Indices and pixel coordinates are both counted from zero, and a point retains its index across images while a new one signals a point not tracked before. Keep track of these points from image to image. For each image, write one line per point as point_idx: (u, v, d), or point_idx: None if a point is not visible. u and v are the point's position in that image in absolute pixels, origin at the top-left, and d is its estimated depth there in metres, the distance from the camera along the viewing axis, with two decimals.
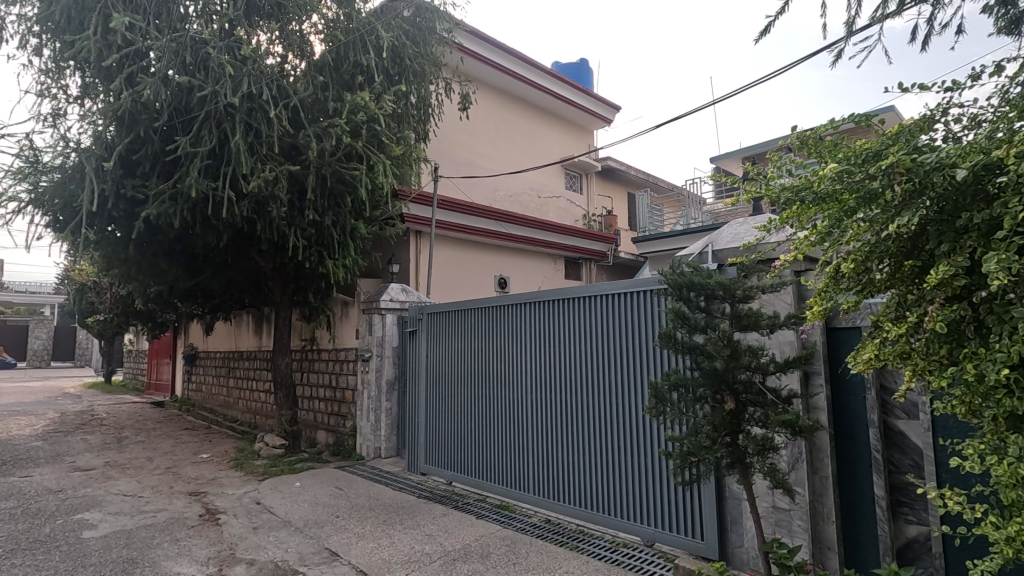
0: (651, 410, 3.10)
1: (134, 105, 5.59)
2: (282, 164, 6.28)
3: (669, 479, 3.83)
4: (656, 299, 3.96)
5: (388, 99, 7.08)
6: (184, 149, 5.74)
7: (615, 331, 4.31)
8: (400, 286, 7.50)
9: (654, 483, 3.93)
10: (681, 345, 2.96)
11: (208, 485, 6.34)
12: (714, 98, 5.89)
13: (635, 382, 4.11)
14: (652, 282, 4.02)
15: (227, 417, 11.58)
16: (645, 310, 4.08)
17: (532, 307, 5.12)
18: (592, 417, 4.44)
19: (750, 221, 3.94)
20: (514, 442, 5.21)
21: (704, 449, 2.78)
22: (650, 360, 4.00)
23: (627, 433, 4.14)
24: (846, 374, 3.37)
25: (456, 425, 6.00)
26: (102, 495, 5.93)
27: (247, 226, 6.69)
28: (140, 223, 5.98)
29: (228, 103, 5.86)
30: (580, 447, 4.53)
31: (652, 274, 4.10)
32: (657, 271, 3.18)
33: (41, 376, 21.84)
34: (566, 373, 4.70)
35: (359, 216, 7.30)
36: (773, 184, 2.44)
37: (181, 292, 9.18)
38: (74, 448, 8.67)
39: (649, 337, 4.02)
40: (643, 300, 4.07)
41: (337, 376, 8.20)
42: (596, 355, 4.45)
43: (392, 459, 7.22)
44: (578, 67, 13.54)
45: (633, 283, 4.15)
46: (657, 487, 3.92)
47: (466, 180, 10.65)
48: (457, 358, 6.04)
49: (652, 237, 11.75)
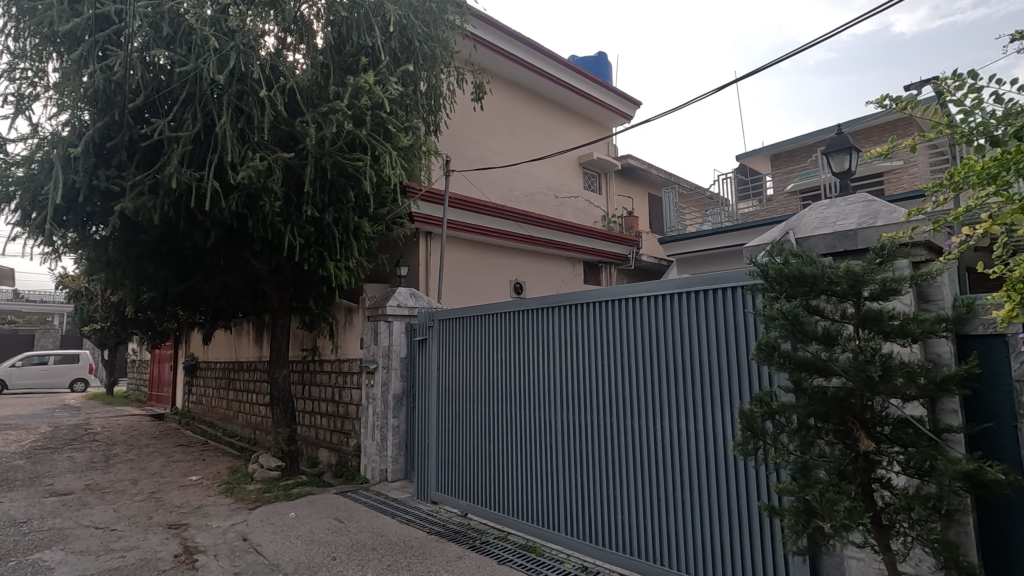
0: (740, 447, 2.34)
1: (106, 84, 4.93)
2: (276, 153, 5.64)
3: (758, 531, 2.98)
4: (745, 299, 3.12)
5: (393, 83, 6.36)
6: (164, 134, 5.10)
7: (679, 342, 3.49)
8: (408, 289, 6.77)
9: (734, 535, 3.09)
10: (787, 361, 2.18)
11: (191, 515, 5.60)
12: (780, 59, 5.08)
13: (708, 404, 3.29)
14: (737, 277, 3.18)
15: (227, 431, 10.91)
16: (724, 314, 3.25)
17: (566, 311, 4.34)
18: (647, 447, 3.63)
19: (839, 203, 3.20)
20: (541, 470, 4.43)
21: (839, 512, 1.95)
22: (729, 377, 3.19)
23: (695, 469, 3.32)
24: (990, 393, 2.47)
25: (473, 446, 5.21)
26: (70, 528, 5.22)
27: (237, 224, 6.02)
28: (116, 218, 5.31)
29: (214, 82, 5.20)
30: (629, 482, 3.73)
31: (734, 269, 3.26)
32: (748, 263, 2.41)
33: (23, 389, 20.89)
34: (612, 390, 3.91)
35: (363, 214, 6.61)
36: (965, 120, 2.21)
37: (175, 297, 8.53)
38: (57, 468, 7.98)
39: (730, 348, 3.21)
40: (722, 301, 3.25)
41: (340, 390, 7.46)
42: (651, 368, 3.64)
43: (400, 484, 6.45)
44: (597, 61, 12.84)
45: (707, 279, 3.33)
46: (738, 542, 3.07)
47: (480, 177, 9.91)
48: (475, 371, 5.26)
49: (682, 237, 10.81)
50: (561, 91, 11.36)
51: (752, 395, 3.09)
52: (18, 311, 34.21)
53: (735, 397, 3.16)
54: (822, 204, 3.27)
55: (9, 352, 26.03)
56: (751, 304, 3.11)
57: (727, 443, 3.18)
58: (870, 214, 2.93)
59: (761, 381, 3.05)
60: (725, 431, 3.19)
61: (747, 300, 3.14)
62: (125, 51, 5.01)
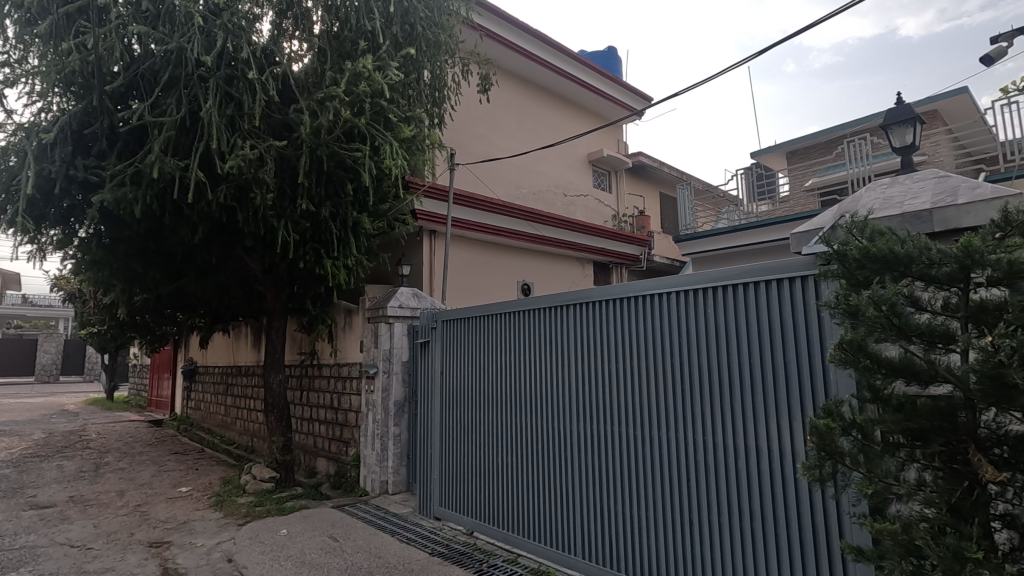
0: (812, 472, 1.91)
1: (83, 66, 4.58)
2: (269, 142, 5.29)
3: (827, 568, 2.58)
4: (808, 290, 2.73)
5: (394, 68, 5.96)
6: (146, 118, 4.73)
7: (723, 344, 3.07)
8: (410, 290, 6.37)
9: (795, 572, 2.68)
10: (880, 365, 1.73)
11: (176, 532, 5.19)
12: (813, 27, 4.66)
13: (761, 417, 2.88)
14: (795, 267, 2.79)
15: (225, 439, 10.51)
16: (777, 311, 2.85)
17: (585, 310, 3.92)
18: (684, 464, 3.20)
19: (904, 181, 2.77)
20: (556, 485, 4.01)
21: (965, 565, 1.48)
22: (786, 385, 2.80)
23: (745, 492, 2.91)
24: None
25: (479, 458, 4.78)
26: (43, 547, 4.82)
27: (226, 217, 5.65)
28: (94, 211, 4.93)
29: (199, 64, 4.84)
30: (659, 503, 3.31)
31: (790, 259, 2.84)
32: (822, 242, 1.95)
33: (16, 394, 20.24)
34: (640, 397, 3.49)
35: (363, 209, 6.21)
36: None
37: (169, 299, 8.16)
38: (43, 477, 7.60)
39: (787, 352, 2.81)
40: (777, 297, 2.86)
41: (339, 395, 7.05)
42: (688, 374, 3.23)
43: (402, 497, 6.02)
44: (606, 56, 12.48)
45: (759, 271, 2.94)
46: None
47: (487, 174, 9.52)
48: (482, 376, 4.83)
49: (698, 235, 10.34)
50: (570, 86, 10.98)
51: (817, 407, 2.69)
52: (24, 316, 33.97)
53: (795, 409, 2.76)
54: (880, 184, 2.85)
55: (8, 354, 25.50)
56: (817, 296, 2.71)
57: (786, 463, 2.77)
58: (947, 191, 2.49)
59: (826, 390, 2.66)
60: (781, 448, 2.79)
61: (806, 292, 2.75)
62: (102, 30, 4.64)
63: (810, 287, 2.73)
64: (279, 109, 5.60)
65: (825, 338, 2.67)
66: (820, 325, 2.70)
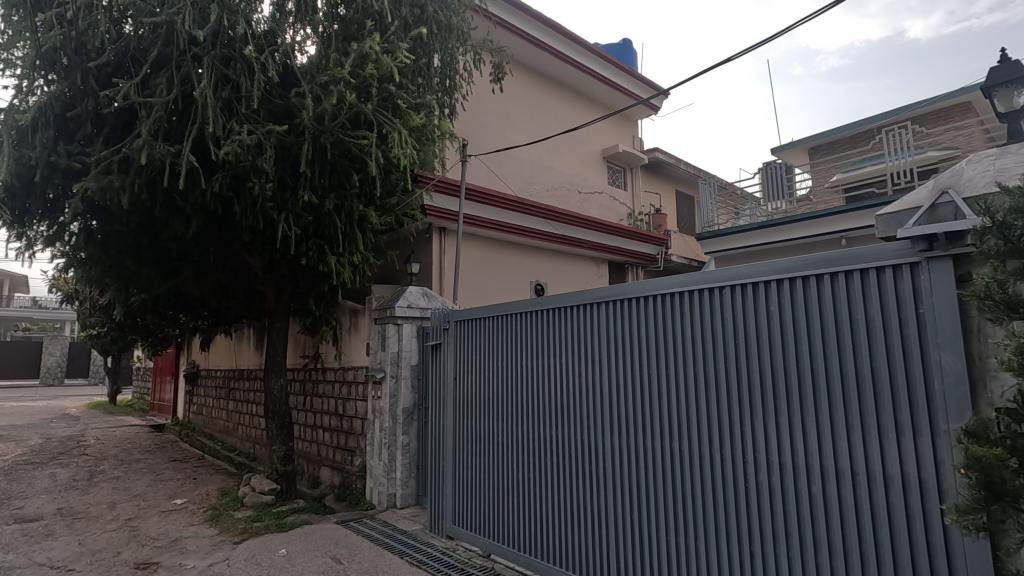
0: (967, 519, 1.67)
1: (65, 41, 4.20)
2: (267, 127, 4.90)
3: None
4: (903, 284, 2.32)
5: (403, 50, 5.53)
6: (132, 98, 4.34)
7: (789, 349, 2.64)
8: (420, 289, 5.97)
9: None
10: None
11: (166, 552, 4.76)
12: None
13: (840, 433, 2.46)
14: (885, 254, 2.36)
15: (225, 445, 10.18)
16: (862, 307, 2.42)
17: (616, 308, 3.48)
18: (741, 486, 2.77)
19: (1018, 150, 2.31)
20: (583, 504, 3.57)
21: None
22: (874, 397, 2.37)
23: (822, 520, 2.48)
24: None
25: (495, 473, 4.33)
26: (20, 568, 4.42)
27: (222, 209, 5.25)
28: (77, 201, 4.54)
29: (190, 39, 4.45)
30: (709, 530, 2.87)
31: (879, 245, 2.41)
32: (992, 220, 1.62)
33: (18, 396, 19.98)
34: (683, 408, 3.04)
35: (369, 203, 5.81)
36: None
37: (166, 300, 7.78)
38: (33, 487, 7.20)
39: (874, 357, 2.38)
40: (861, 291, 2.43)
41: (344, 401, 6.63)
42: (744, 381, 2.79)
43: (411, 511, 5.56)
44: (621, 48, 12.05)
45: (837, 260, 2.51)
46: None
47: (499, 169, 9.09)
48: (497, 382, 4.38)
49: (721, 233, 9.77)
50: (584, 79, 10.54)
51: (916, 421, 2.26)
52: (31, 318, 33.87)
53: (886, 425, 2.34)
54: (986, 156, 2.37)
55: (13, 357, 25.40)
56: (914, 289, 2.29)
57: (875, 487, 2.35)
58: None
59: (928, 402, 2.23)
60: (869, 469, 2.37)
61: (898, 283, 2.33)
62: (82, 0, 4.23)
63: (905, 279, 2.31)
64: (279, 94, 5.20)
65: (926, 338, 2.25)
66: (917, 323, 2.27)
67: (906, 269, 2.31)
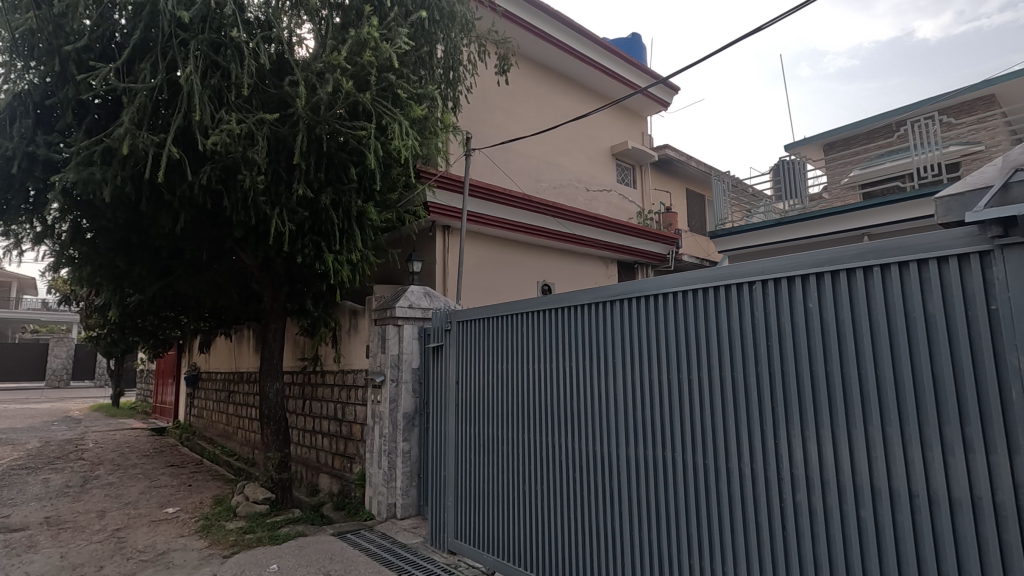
0: None
1: (41, 24, 3.96)
2: (258, 116, 4.64)
3: None
4: (971, 277, 2.00)
5: (403, 37, 5.26)
6: (113, 83, 4.09)
7: (831, 351, 2.32)
8: (422, 289, 5.67)
9: None
10: None
11: (150, 566, 4.48)
12: None
13: (894, 448, 2.14)
14: (947, 242, 2.05)
15: (225, 449, 9.92)
16: (921, 303, 2.10)
17: (629, 307, 3.19)
18: (775, 506, 2.46)
19: None
20: (592, 521, 3.28)
21: None
22: (934, 409, 2.05)
23: (872, 548, 2.17)
24: None
25: (498, 484, 4.05)
26: None
27: (212, 204, 4.99)
28: (57, 194, 4.29)
29: (175, 22, 4.21)
30: (736, 554, 2.58)
31: (942, 233, 2.08)
32: None
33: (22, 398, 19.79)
34: (705, 418, 2.74)
35: (368, 198, 5.53)
36: None
37: (163, 300, 7.56)
38: (23, 493, 6.97)
39: (936, 359, 2.06)
40: (919, 283, 2.11)
41: (343, 406, 6.35)
42: (776, 389, 2.48)
43: (412, 522, 5.26)
44: (630, 42, 11.76)
45: (889, 250, 2.19)
46: None
47: (504, 165, 8.80)
48: (499, 386, 4.11)
49: (736, 231, 9.39)
50: (592, 73, 10.24)
51: (988, 435, 1.93)
52: (39, 320, 33.88)
53: (950, 440, 2.01)
54: None
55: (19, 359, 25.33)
56: (985, 282, 1.96)
57: (939, 512, 2.03)
58: None
59: (1004, 414, 1.90)
60: (930, 491, 2.05)
61: (964, 276, 2.02)
62: None
63: (974, 271, 1.99)
64: (273, 83, 4.95)
65: (1002, 338, 1.92)
66: (989, 322, 1.95)
67: (974, 259, 1.99)
